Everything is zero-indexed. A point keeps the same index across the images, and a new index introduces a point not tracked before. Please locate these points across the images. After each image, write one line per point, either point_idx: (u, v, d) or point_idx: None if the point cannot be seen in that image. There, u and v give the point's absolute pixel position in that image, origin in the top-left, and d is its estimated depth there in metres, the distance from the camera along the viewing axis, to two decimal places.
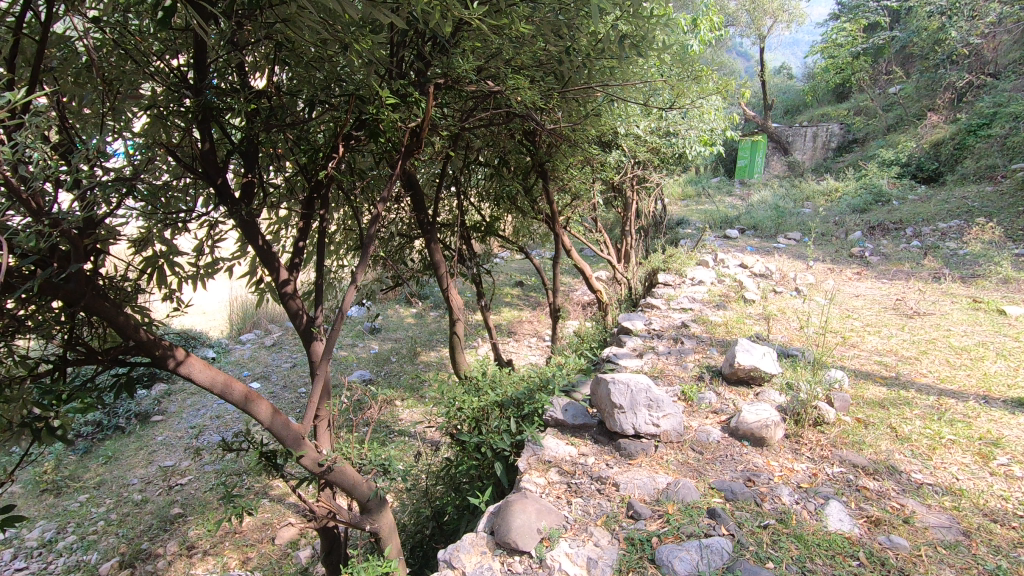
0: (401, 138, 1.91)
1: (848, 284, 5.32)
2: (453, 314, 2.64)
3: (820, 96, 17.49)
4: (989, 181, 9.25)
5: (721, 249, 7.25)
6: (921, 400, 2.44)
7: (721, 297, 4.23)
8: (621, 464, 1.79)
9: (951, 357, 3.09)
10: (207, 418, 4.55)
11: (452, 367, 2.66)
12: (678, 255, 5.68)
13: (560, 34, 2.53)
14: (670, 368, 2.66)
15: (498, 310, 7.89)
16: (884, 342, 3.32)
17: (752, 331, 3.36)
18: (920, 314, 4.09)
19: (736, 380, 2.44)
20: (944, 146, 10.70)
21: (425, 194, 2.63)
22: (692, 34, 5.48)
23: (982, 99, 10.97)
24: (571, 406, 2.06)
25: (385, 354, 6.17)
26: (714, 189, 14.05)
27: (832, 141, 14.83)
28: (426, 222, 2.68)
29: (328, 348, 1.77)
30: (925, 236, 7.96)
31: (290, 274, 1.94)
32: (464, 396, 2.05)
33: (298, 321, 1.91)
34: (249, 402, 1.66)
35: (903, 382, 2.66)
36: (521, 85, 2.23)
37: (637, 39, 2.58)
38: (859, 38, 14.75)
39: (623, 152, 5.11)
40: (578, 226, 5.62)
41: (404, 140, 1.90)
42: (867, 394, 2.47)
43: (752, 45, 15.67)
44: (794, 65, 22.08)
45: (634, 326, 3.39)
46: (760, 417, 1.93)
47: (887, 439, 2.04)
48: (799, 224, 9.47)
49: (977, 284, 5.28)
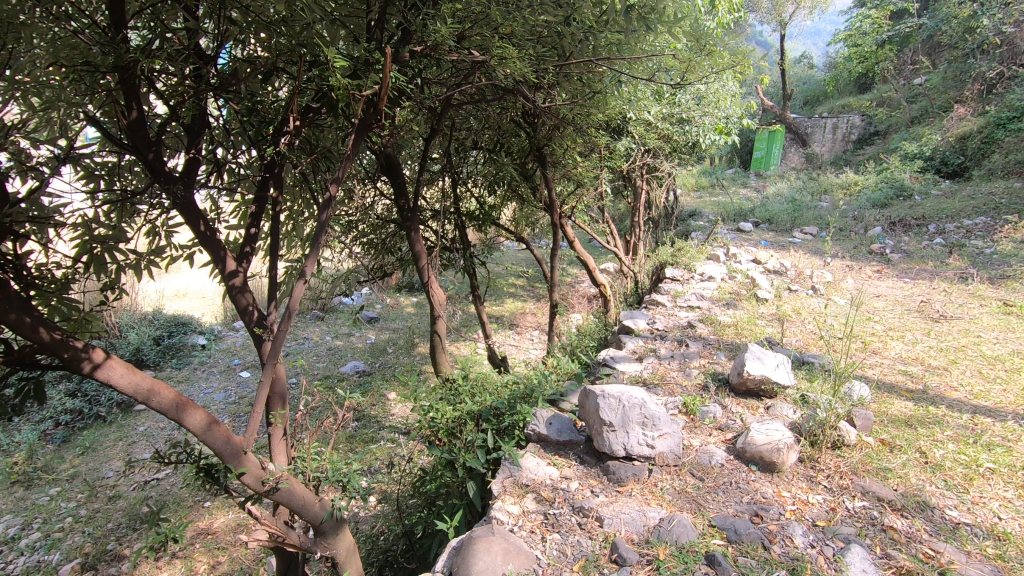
0: (362, 112, 1.69)
1: (868, 283, 5.02)
2: (434, 310, 2.39)
3: (842, 87, 16.92)
4: (1019, 177, 8.82)
5: (734, 244, 6.95)
6: (952, 419, 2.17)
7: (731, 295, 3.97)
8: (609, 491, 1.56)
9: (983, 368, 2.81)
10: None
11: (433, 369, 2.43)
12: (688, 249, 5.40)
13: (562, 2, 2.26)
14: (672, 375, 2.42)
15: (501, 301, 7.67)
16: (908, 349, 3.05)
17: (764, 334, 3.12)
18: (947, 318, 3.80)
19: (745, 391, 2.19)
20: (971, 139, 10.24)
21: (404, 178, 2.38)
22: (709, 16, 5.18)
23: (1013, 90, 10.50)
24: (557, 419, 1.83)
25: (381, 344, 5.98)
26: (728, 180, 13.69)
27: (853, 133, 14.35)
28: (407, 209, 2.43)
29: (276, 351, 1.57)
30: (949, 234, 7.60)
31: (239, 265, 1.72)
32: (438, 405, 1.84)
33: (247, 317, 1.70)
34: (180, 411, 1.45)
35: (931, 396, 2.39)
36: (509, 56, 1.96)
37: (647, 10, 2.30)
38: (885, 26, 14.23)
39: (633, 139, 4.84)
40: (583, 216, 5.35)
41: (365, 114, 1.68)
42: (892, 410, 2.21)
43: (772, 33, 15.20)
44: (816, 56, 21.42)
45: (636, 325, 3.14)
46: (771, 438, 1.70)
47: (915, 466, 1.79)
48: (817, 218, 9.13)
49: (1008, 286, 4.96)
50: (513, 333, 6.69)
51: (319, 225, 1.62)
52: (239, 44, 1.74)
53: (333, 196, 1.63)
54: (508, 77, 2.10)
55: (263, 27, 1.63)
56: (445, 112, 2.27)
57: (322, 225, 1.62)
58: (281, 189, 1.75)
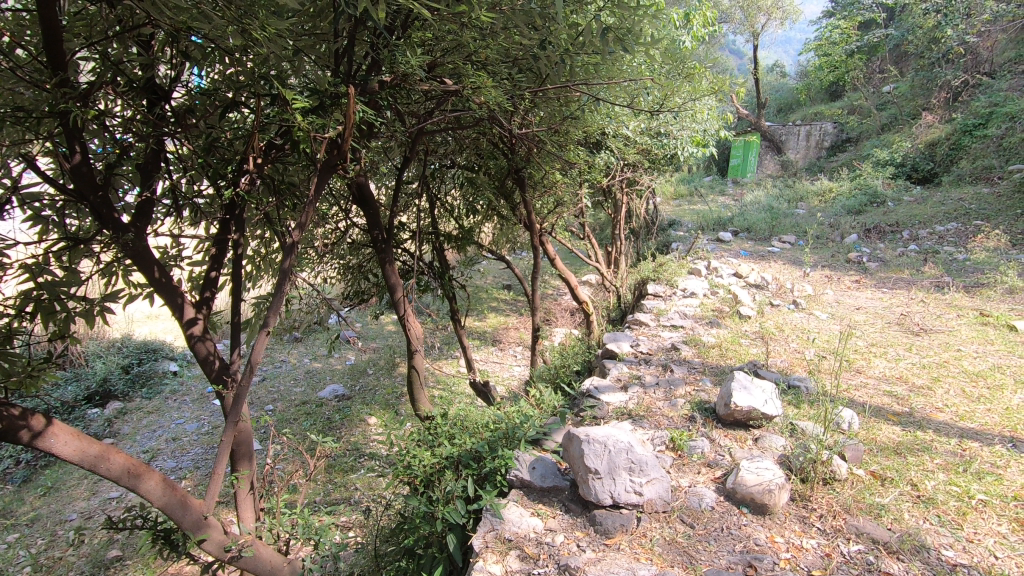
0: (326, 149, 1.59)
1: (847, 294, 5.06)
2: (411, 346, 2.30)
3: (814, 95, 17.27)
4: (986, 183, 9.06)
5: (715, 255, 6.98)
6: (941, 445, 2.15)
7: (714, 312, 3.94)
8: (597, 545, 1.49)
9: (967, 386, 2.81)
10: (161, 441, 4.30)
11: (411, 406, 2.34)
12: (669, 263, 5.39)
13: (537, 26, 2.22)
14: (658, 406, 2.35)
15: (484, 316, 7.58)
16: (892, 367, 3.04)
17: (749, 354, 3.08)
18: (927, 331, 3.81)
19: (732, 422, 2.14)
20: (939, 146, 10.50)
21: (378, 207, 2.28)
22: (684, 30, 5.22)
23: (977, 98, 10.85)
24: (539, 463, 1.76)
25: (361, 366, 5.85)
26: (707, 188, 13.83)
27: (826, 140, 14.63)
28: (381, 238, 2.31)
29: (238, 410, 1.46)
30: (923, 240, 7.74)
31: (199, 311, 1.61)
32: (416, 452, 1.76)
33: (209, 366, 1.59)
34: (134, 478, 1.34)
35: (918, 420, 2.37)
36: (483, 84, 1.90)
37: (623, 32, 2.27)
38: (854, 36, 14.61)
39: (612, 154, 4.83)
40: (564, 231, 5.32)
41: (329, 151, 1.58)
42: (881, 437, 2.18)
43: (745, 43, 15.49)
44: (788, 63, 21.85)
45: (620, 349, 3.09)
46: (761, 479, 1.65)
47: (908, 501, 1.75)
48: (795, 226, 9.24)
49: (983, 295, 5.03)
50: (496, 349, 6.62)
51: (280, 273, 1.50)
52: (193, 75, 1.65)
53: (296, 242, 1.52)
54: (482, 105, 2.05)
55: (219, 61, 1.56)
56: (418, 141, 2.19)
57: (285, 274, 1.49)
58: (243, 229, 1.65)
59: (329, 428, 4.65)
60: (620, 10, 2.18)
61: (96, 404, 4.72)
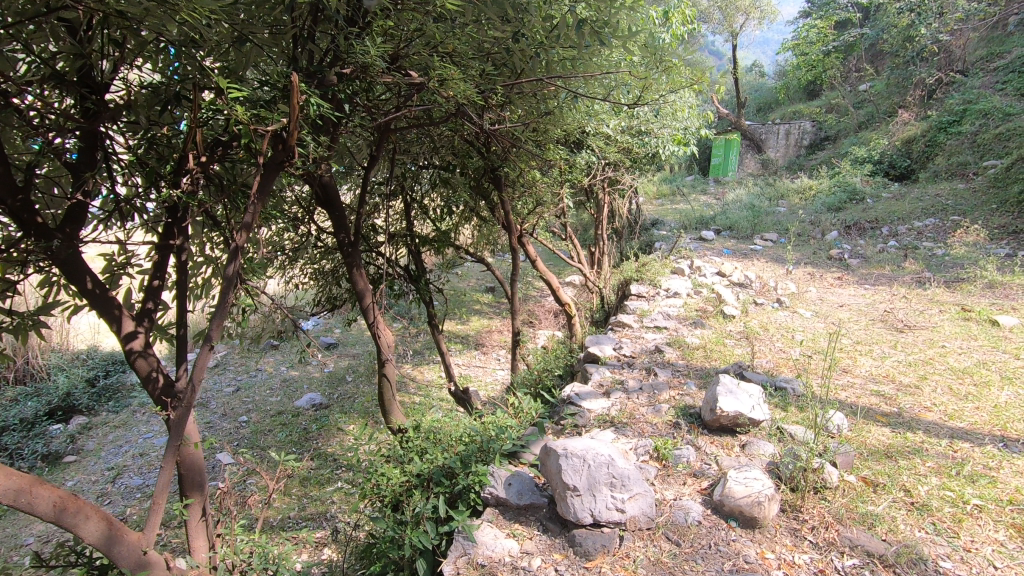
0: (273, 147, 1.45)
1: (830, 291, 5.04)
2: (381, 356, 2.16)
3: (792, 94, 17.43)
4: (962, 179, 9.18)
5: (697, 254, 6.95)
6: (931, 446, 2.08)
7: (698, 313, 3.87)
8: (576, 569, 1.39)
9: (954, 383, 2.76)
10: (128, 457, 4.12)
11: (382, 418, 2.20)
12: (652, 263, 5.32)
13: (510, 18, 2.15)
14: (641, 412, 2.26)
15: (466, 319, 7.46)
16: (878, 366, 2.98)
17: (734, 355, 3.01)
18: (911, 328, 3.78)
19: (718, 428, 2.05)
20: (915, 143, 10.63)
21: (343, 208, 2.15)
22: (664, 28, 5.17)
23: (951, 96, 11.02)
24: (516, 479, 1.65)
25: (340, 373, 5.69)
26: (688, 187, 13.86)
27: (805, 138, 14.75)
28: (346, 242, 2.18)
29: (177, 434, 1.32)
30: (902, 236, 7.79)
31: (140, 325, 1.47)
32: (383, 470, 1.67)
33: (152, 384, 1.44)
34: (62, 514, 1.20)
35: (907, 420, 2.30)
36: (450, 76, 1.80)
37: (599, 25, 2.20)
38: (830, 35, 14.79)
39: (593, 153, 4.75)
40: (545, 232, 5.22)
41: (276, 149, 1.44)
42: (870, 440, 2.11)
43: (724, 43, 15.60)
44: (766, 64, 22.07)
45: (602, 352, 3.00)
46: (750, 491, 1.56)
47: (902, 508, 1.67)
48: (776, 223, 9.27)
49: (963, 290, 5.05)
50: (479, 353, 6.51)
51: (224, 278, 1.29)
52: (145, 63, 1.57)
53: (241, 245, 1.34)
54: (450, 101, 1.93)
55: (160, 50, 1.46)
56: (384, 138, 2.08)
57: (229, 281, 1.26)
58: (186, 235, 1.51)
59: (305, 439, 4.49)
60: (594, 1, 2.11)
61: (58, 419, 4.51)
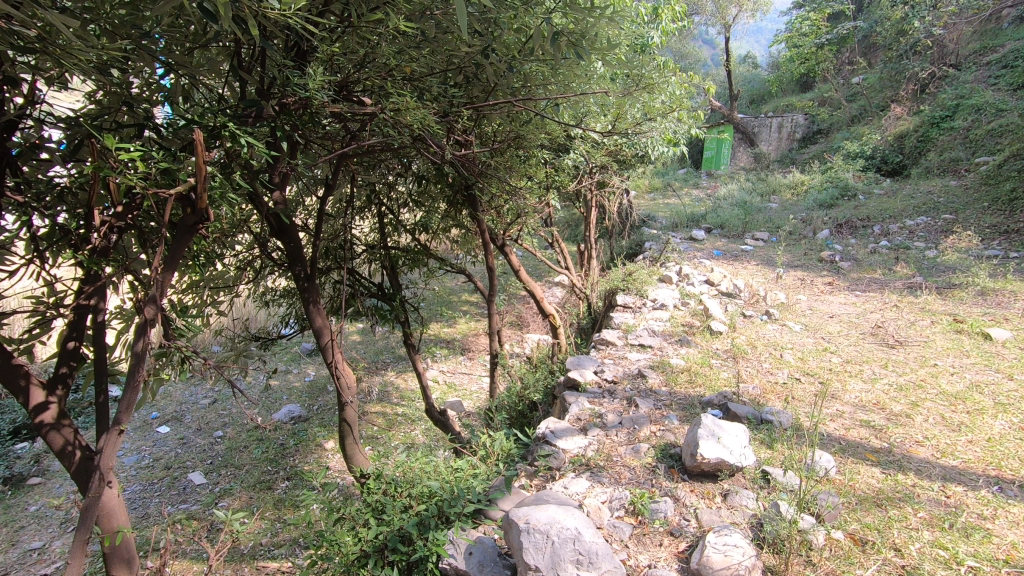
0: (185, 206, 1.28)
1: (820, 299, 4.94)
2: (340, 399, 2.02)
3: (785, 86, 17.26)
4: (954, 176, 9.09)
5: (687, 256, 6.84)
6: (923, 491, 1.98)
7: (684, 328, 3.76)
8: None
9: (946, 411, 2.65)
10: None
11: (344, 462, 2.08)
12: (639, 269, 5.21)
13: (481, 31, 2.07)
14: (619, 452, 2.14)
15: (453, 321, 7.33)
16: (867, 390, 2.88)
17: (719, 379, 2.90)
18: (903, 343, 3.68)
19: (699, 473, 1.94)
20: (908, 138, 10.53)
21: (297, 242, 2.00)
22: (652, 26, 5.00)
23: (944, 90, 10.92)
24: (477, 549, 1.58)
25: (321, 382, 5.56)
26: (680, 182, 13.73)
27: (797, 132, 14.62)
28: (302, 276, 2.02)
29: (84, 528, 1.22)
30: (893, 235, 7.70)
31: (54, 395, 1.46)
32: (336, 535, 1.57)
33: (69, 459, 1.44)
34: None
35: (898, 459, 2.19)
36: (407, 102, 1.68)
37: (576, 37, 2.13)
38: (823, 27, 14.63)
39: (578, 157, 4.60)
40: (530, 238, 5.09)
41: (186, 210, 1.28)
42: (859, 484, 2.00)
43: (717, 35, 15.41)
44: (759, 54, 21.86)
45: (583, 377, 2.87)
46: (729, 560, 1.46)
47: (893, 573, 1.56)
48: (767, 221, 9.17)
49: (955, 297, 4.96)
50: (464, 359, 6.40)
51: (132, 357, 1.21)
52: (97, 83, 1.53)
53: (149, 318, 1.21)
54: (407, 130, 1.80)
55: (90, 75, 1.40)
56: (341, 166, 1.95)
57: (136, 357, 1.20)
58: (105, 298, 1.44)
59: (281, 455, 4.36)
60: (569, 13, 2.03)
61: (24, 437, 4.37)
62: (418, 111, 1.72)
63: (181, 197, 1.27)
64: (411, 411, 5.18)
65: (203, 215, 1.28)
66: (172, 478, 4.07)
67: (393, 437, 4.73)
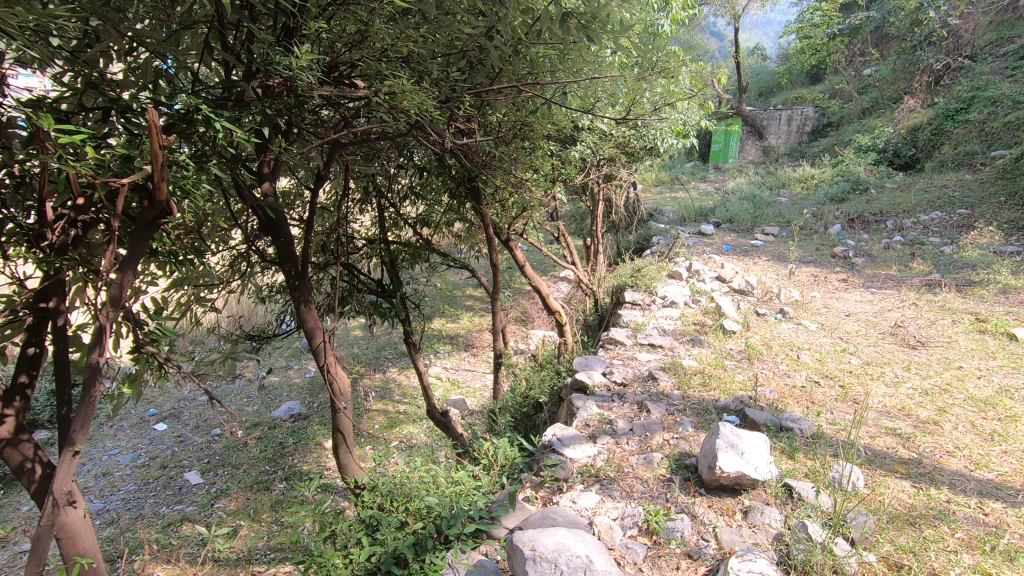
0: (145, 198, 1.18)
1: (834, 297, 4.78)
2: (332, 405, 1.89)
3: (795, 78, 16.97)
4: (969, 169, 8.87)
5: (696, 252, 6.68)
6: (960, 508, 1.83)
7: (695, 327, 3.62)
8: None
9: (976, 418, 2.51)
10: (90, 478, 3.95)
11: (338, 471, 1.96)
12: (648, 265, 5.06)
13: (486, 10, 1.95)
14: (630, 463, 2.01)
15: (457, 317, 7.21)
16: (891, 395, 2.73)
17: (735, 383, 2.76)
18: (925, 344, 3.52)
19: (717, 487, 1.80)
20: (921, 131, 10.29)
21: (285, 238, 1.87)
22: (663, 13, 4.83)
23: (959, 82, 10.67)
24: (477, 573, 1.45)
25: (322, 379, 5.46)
26: (688, 175, 13.52)
27: (807, 124, 14.37)
28: (292, 274, 1.89)
29: (36, 558, 1.14)
30: (907, 230, 7.51)
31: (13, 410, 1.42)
32: (327, 556, 1.45)
33: (29, 475, 1.42)
34: None
35: (929, 471, 2.05)
36: (402, 86, 1.53)
37: (588, 18, 2.02)
38: (835, 18, 14.33)
39: (586, 149, 4.45)
40: (536, 232, 4.95)
41: (146, 201, 1.18)
42: (890, 500, 1.85)
43: (726, 25, 15.14)
44: (768, 46, 21.53)
45: (592, 380, 2.74)
46: None
47: None
48: (777, 216, 8.99)
49: (975, 295, 4.79)
50: (468, 355, 6.28)
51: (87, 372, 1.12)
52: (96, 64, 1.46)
53: (106, 324, 1.12)
54: (404, 116, 1.66)
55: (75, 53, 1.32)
56: (333, 153, 1.82)
57: (91, 372, 1.12)
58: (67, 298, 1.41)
59: (280, 455, 4.26)
60: None
61: None
62: (416, 96, 1.57)
63: (137, 188, 1.17)
64: (413, 409, 5.07)
65: (163, 208, 1.18)
66: (167, 478, 3.96)
67: (394, 435, 4.62)
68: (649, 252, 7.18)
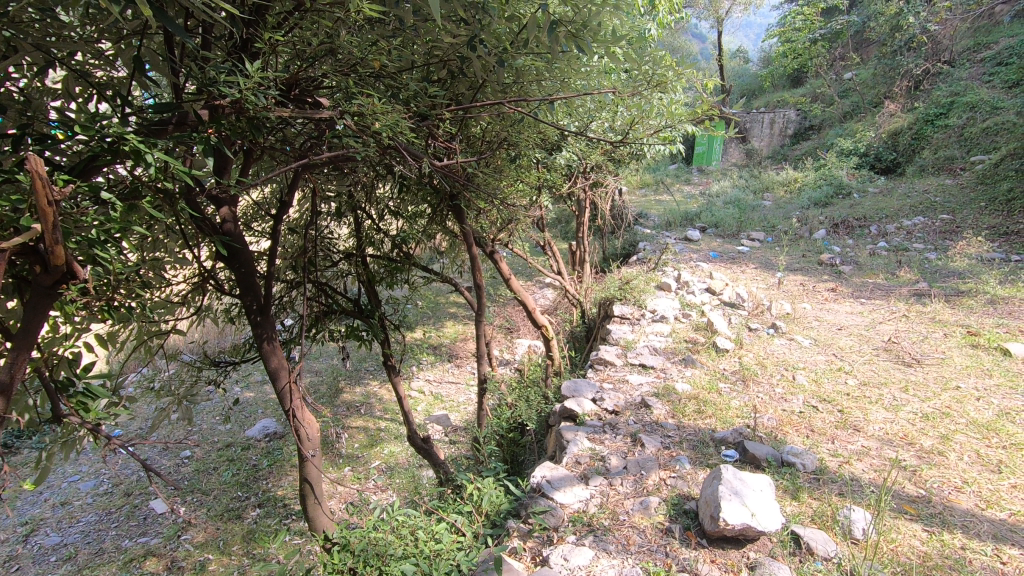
0: (43, 257, 1.00)
1: (824, 308, 4.71)
2: (300, 453, 1.72)
3: (776, 81, 17.06)
4: (949, 174, 8.93)
5: (682, 260, 6.59)
6: (976, 556, 1.72)
7: (687, 344, 3.49)
8: None
9: (981, 447, 2.41)
10: (47, 508, 3.71)
11: (307, 523, 1.80)
12: (636, 276, 4.94)
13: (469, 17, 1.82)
14: (625, 508, 1.87)
15: (440, 326, 7.04)
16: (892, 421, 2.62)
17: (730, 409, 2.64)
18: (920, 361, 3.43)
19: (720, 538, 1.67)
20: (902, 135, 10.36)
21: (245, 268, 1.69)
22: (649, 17, 4.71)
23: (938, 87, 10.76)
24: None
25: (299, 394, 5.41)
26: (672, 178, 13.50)
27: (789, 128, 14.47)
28: (253, 309, 1.71)
29: None
30: (891, 236, 7.50)
31: None
32: None
33: None
34: None
35: (940, 512, 1.94)
36: (373, 104, 1.37)
37: (577, 27, 1.90)
38: (816, 22, 14.42)
39: (572, 157, 4.31)
40: (522, 242, 4.80)
41: (43, 261, 1.00)
42: (903, 548, 1.73)
43: (709, 28, 15.15)
44: (750, 49, 21.70)
45: (582, 408, 2.60)
46: None
47: None
48: (762, 221, 8.96)
49: (963, 306, 4.74)
50: (451, 367, 6.11)
51: None
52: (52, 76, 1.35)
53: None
54: (375, 137, 1.48)
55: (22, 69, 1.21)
56: (299, 177, 1.64)
57: None
58: None
59: (253, 479, 4.04)
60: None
61: None
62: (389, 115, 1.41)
63: (27, 251, 1.00)
64: (394, 426, 4.88)
65: (61, 272, 1.00)
66: (131, 506, 3.73)
67: (375, 456, 4.43)
68: (636, 260, 7.07)
